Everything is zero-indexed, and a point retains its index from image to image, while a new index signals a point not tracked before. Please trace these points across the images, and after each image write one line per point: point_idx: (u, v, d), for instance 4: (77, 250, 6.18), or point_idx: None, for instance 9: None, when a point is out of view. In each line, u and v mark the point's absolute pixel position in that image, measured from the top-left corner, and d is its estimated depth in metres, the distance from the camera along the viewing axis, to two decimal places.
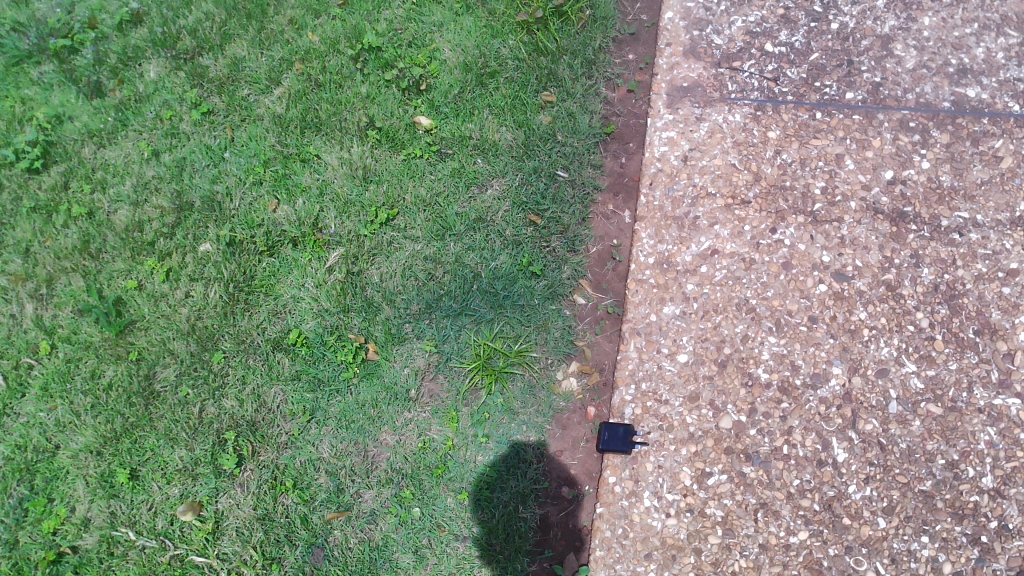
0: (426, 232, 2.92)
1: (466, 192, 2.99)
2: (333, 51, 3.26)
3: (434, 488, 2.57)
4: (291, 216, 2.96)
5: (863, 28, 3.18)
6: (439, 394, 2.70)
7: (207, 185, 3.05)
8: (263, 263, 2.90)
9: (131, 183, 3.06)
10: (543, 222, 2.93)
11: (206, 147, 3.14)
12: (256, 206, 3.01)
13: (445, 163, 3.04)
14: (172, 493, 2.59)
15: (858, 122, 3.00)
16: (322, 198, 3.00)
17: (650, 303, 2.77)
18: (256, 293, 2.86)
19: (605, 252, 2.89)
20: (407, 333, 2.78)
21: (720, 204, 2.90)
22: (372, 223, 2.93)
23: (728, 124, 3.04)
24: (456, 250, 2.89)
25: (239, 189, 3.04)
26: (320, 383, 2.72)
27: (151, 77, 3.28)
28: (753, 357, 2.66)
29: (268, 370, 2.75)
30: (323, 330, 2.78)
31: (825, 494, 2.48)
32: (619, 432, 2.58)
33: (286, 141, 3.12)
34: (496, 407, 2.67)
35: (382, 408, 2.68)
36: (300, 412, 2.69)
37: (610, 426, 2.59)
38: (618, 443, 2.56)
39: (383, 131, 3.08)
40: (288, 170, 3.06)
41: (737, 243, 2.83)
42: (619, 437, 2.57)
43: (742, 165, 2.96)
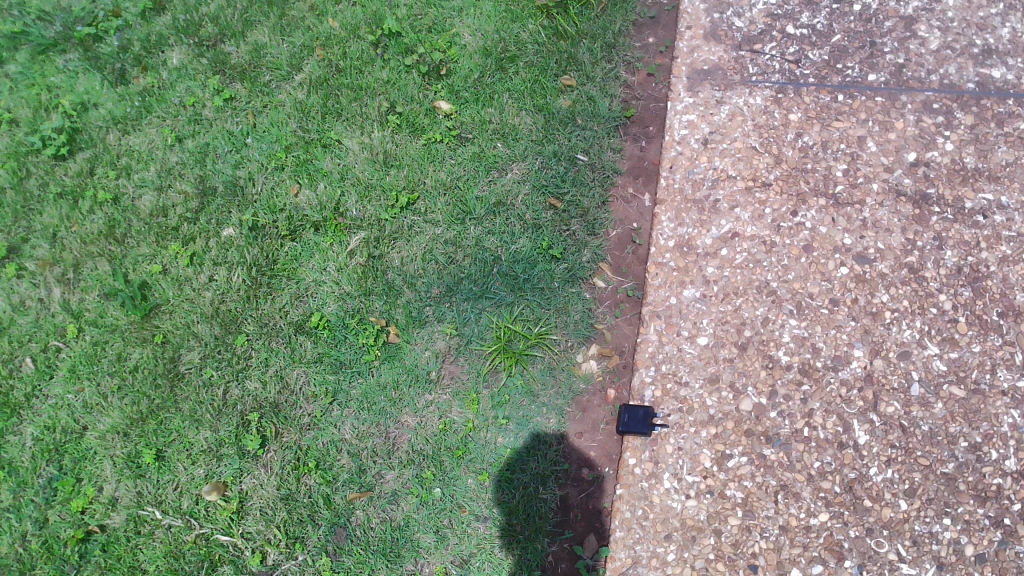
0: (446, 216, 2.93)
1: (487, 176, 3.00)
2: (353, 36, 3.29)
3: (455, 469, 2.58)
4: (312, 200, 3.00)
5: (887, 9, 3.16)
6: (460, 377, 2.71)
7: (230, 170, 3.10)
8: (285, 246, 2.95)
9: (155, 169, 3.11)
10: (563, 205, 2.93)
11: (229, 133, 3.18)
12: (278, 190, 3.05)
13: (464, 147, 3.05)
14: (197, 473, 2.63)
15: (880, 103, 2.98)
16: (343, 182, 3.03)
17: (670, 287, 2.77)
18: (279, 276, 2.90)
19: (625, 235, 2.89)
20: (428, 316, 2.80)
21: (741, 186, 2.89)
22: (392, 207, 2.96)
23: (749, 107, 3.03)
24: (476, 234, 2.90)
25: (262, 174, 3.08)
26: (342, 365, 2.75)
27: (174, 64, 3.32)
28: (774, 339, 2.65)
29: (291, 353, 2.78)
30: (344, 313, 2.81)
31: (846, 476, 2.47)
32: (638, 413, 2.56)
33: (307, 127, 3.15)
34: (516, 389, 2.68)
35: (402, 390, 2.70)
36: (322, 393, 2.72)
37: (630, 407, 2.57)
38: (638, 426, 2.55)
39: (403, 117, 3.11)
40: (309, 155, 3.10)
41: (757, 226, 2.82)
42: (640, 418, 2.56)
43: (763, 148, 2.95)
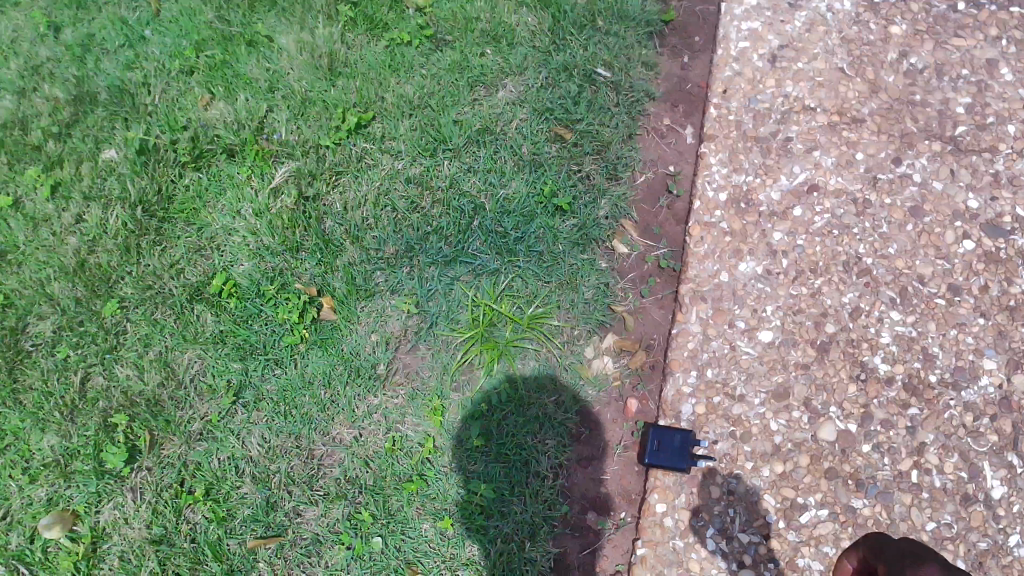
0: (410, 146, 2.10)
1: (469, 94, 2.16)
2: None
3: (405, 510, 1.79)
4: (227, 115, 2.16)
5: None
6: (418, 374, 1.92)
7: (118, 71, 2.26)
8: (184, 180, 2.13)
9: (16, 65, 2.25)
10: (574, 138, 2.10)
11: (121, 21, 2.33)
12: (182, 101, 2.21)
13: (441, 52, 2.21)
14: (36, 498, 1.83)
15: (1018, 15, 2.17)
16: (273, 95, 2.19)
17: (720, 258, 1.97)
18: (173, 220, 2.09)
19: (658, 182, 2.08)
20: (377, 285, 1.99)
21: (823, 121, 2.08)
22: (336, 131, 2.13)
23: (834, 13, 2.20)
24: (451, 171, 2.07)
25: (160, 78, 2.24)
26: (252, 351, 1.95)
27: None
28: (868, 340, 1.87)
29: (183, 329, 1.98)
30: (259, 276, 2.00)
31: (973, 547, 1.71)
32: (673, 442, 1.78)
33: (228, 17, 2.30)
34: (498, 396, 1.88)
35: (336, 390, 1.91)
36: (222, 389, 1.92)
37: (661, 432, 1.78)
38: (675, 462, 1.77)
39: (359, 6, 2.26)
40: (228, 55, 2.26)
41: (845, 178, 2.01)
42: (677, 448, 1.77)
43: (854, 71, 2.13)
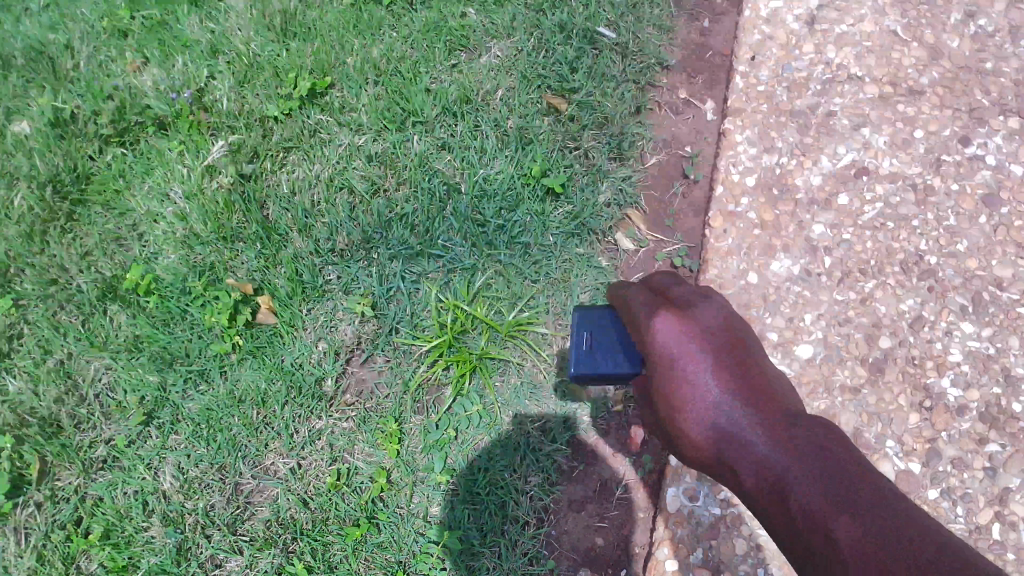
0: (374, 116, 1.75)
1: (446, 60, 1.81)
2: None
3: (348, 563, 1.43)
4: (159, 82, 1.82)
5: None
6: (374, 393, 1.56)
7: (39, 32, 1.95)
8: (106, 157, 1.79)
9: None
10: (569, 110, 1.75)
11: None
12: (110, 68, 1.89)
13: (418, 12, 1.88)
14: None
15: None
16: (215, 60, 1.87)
17: (748, 254, 1.60)
18: (89, 205, 1.75)
19: (672, 164, 1.73)
20: (329, 283, 1.63)
21: (872, 93, 1.72)
22: (287, 100, 1.79)
23: None
24: (422, 147, 1.72)
25: (88, 42, 1.94)
26: (172, 362, 1.60)
27: None
28: (934, 358, 1.50)
29: (89, 333, 1.62)
30: (186, 270, 1.65)
31: None
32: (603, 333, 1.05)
33: None
34: (469, 420, 1.51)
35: (270, 410, 1.55)
36: (133, 408, 1.56)
37: (589, 314, 1.07)
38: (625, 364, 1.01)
39: None
40: (167, 17, 1.96)
41: (901, 159, 1.65)
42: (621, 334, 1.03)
43: (908, 35, 1.77)
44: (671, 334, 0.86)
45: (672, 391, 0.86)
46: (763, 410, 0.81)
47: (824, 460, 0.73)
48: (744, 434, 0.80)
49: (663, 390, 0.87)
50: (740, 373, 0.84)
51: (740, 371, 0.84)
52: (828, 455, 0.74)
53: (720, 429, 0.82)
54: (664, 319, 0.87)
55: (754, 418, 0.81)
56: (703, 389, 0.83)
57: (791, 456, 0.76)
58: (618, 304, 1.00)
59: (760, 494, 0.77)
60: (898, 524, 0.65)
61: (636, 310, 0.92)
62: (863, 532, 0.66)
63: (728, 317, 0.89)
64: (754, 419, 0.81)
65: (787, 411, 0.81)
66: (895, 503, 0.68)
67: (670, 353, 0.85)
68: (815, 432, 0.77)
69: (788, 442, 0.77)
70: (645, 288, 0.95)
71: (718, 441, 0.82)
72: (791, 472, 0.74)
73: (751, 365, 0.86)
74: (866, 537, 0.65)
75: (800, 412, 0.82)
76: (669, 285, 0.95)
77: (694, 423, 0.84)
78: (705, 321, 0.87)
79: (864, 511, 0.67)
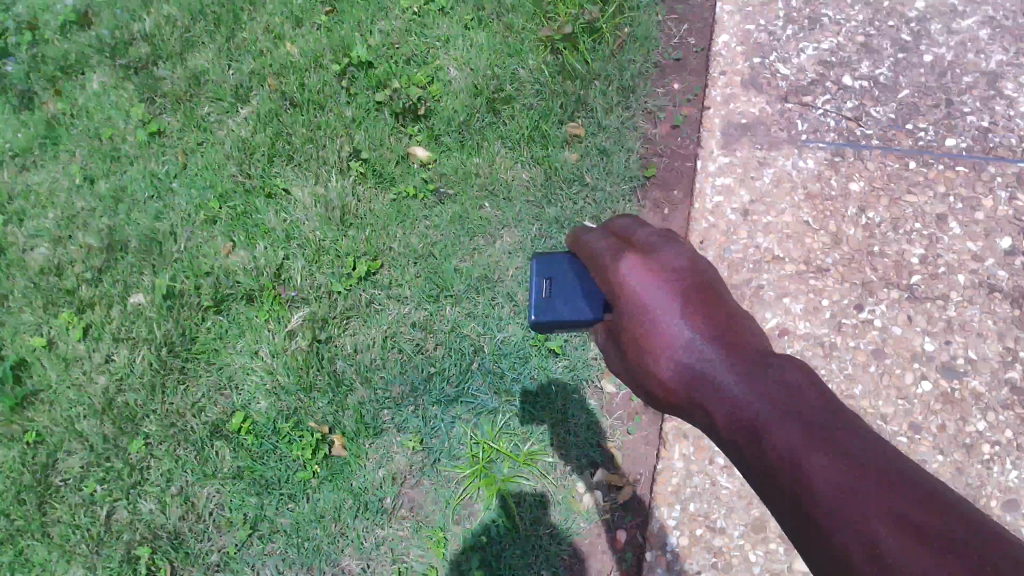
0: (416, 291, 2.31)
1: (470, 244, 2.39)
2: (315, 67, 2.73)
3: None
4: (247, 263, 2.38)
5: (965, 61, 2.56)
6: (423, 507, 2.08)
7: (148, 221, 2.50)
8: (207, 323, 2.34)
9: (55, 216, 2.54)
10: None
11: (152, 174, 2.60)
12: (205, 249, 2.44)
13: (445, 205, 2.46)
14: None
15: (963, 175, 2.38)
16: (289, 244, 2.42)
17: None
18: (196, 362, 2.29)
19: None
20: (385, 423, 2.16)
21: (790, 270, 2.28)
22: (348, 277, 2.34)
23: (799, 172, 2.43)
24: (453, 316, 2.28)
25: (187, 228, 2.49)
26: (267, 486, 2.13)
27: (94, 87, 2.78)
28: None
29: (202, 465, 2.15)
30: (275, 415, 2.19)
31: None
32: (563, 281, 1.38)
33: (249, 171, 2.56)
34: (497, 528, 2.03)
35: (345, 523, 2.07)
36: (239, 522, 2.09)
37: (550, 266, 1.41)
38: (571, 308, 1.34)
39: (370, 164, 2.52)
40: (249, 207, 2.51)
41: (812, 323, 2.21)
42: (571, 280, 1.38)
43: (818, 224, 2.35)
44: (643, 278, 1.13)
45: (654, 334, 1.11)
46: (729, 352, 1.05)
47: (775, 386, 0.98)
48: (721, 377, 1.03)
49: (644, 334, 1.13)
50: (711, 320, 1.09)
51: (706, 316, 1.10)
52: (782, 384, 0.98)
53: (691, 369, 1.07)
54: (638, 268, 1.13)
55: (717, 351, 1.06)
56: (681, 339, 1.09)
57: (746, 380, 1.00)
58: (582, 248, 1.26)
59: (720, 414, 1.02)
60: (870, 469, 0.84)
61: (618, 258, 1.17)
62: (807, 446, 0.89)
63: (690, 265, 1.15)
64: (715, 356, 1.05)
65: (754, 355, 1.04)
66: (829, 416, 0.92)
67: (652, 304, 1.11)
68: (769, 366, 1.01)
69: (758, 381, 0.99)
70: (622, 234, 1.21)
71: (692, 379, 1.06)
72: (757, 407, 0.97)
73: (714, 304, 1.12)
74: (806, 444, 0.89)
75: (762, 354, 1.05)
76: (638, 232, 1.21)
77: (672, 364, 1.09)
78: (677, 273, 1.12)
79: (800, 422, 0.92)
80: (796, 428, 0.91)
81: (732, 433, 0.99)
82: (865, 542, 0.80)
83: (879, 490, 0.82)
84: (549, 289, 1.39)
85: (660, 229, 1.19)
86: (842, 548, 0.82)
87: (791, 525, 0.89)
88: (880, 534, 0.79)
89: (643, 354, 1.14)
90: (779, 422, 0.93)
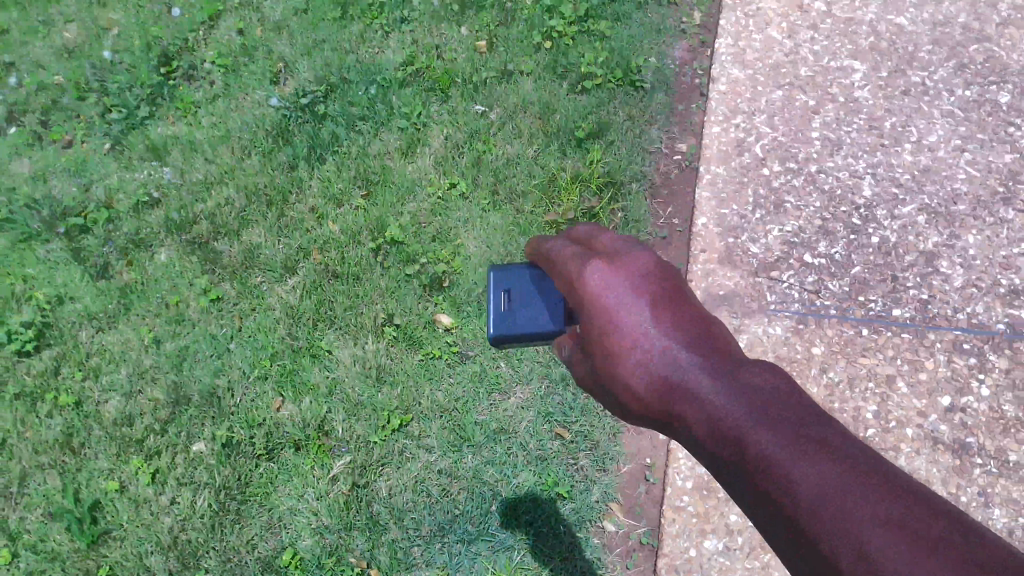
0: (442, 441, 2.68)
1: (488, 400, 2.77)
2: (353, 242, 3.17)
3: None
4: (295, 416, 2.76)
5: (906, 243, 3.03)
6: None
7: (209, 377, 2.89)
8: (259, 468, 2.69)
9: (126, 373, 2.93)
10: (571, 435, 2.67)
11: (211, 336, 3.01)
12: (258, 403, 2.83)
13: (465, 365, 2.85)
14: None
15: (908, 341, 2.79)
16: (331, 398, 2.81)
17: (689, 535, 2.40)
18: (249, 503, 2.63)
19: (637, 471, 2.62)
20: (416, 559, 2.50)
21: None
22: (383, 428, 2.71)
23: (768, 337, 2.84)
24: (474, 464, 2.64)
25: (242, 384, 2.87)
26: None
27: (162, 259, 3.23)
28: None
29: None
30: (320, 551, 2.52)
31: None
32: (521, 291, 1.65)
33: (296, 334, 2.97)
34: None
35: None
36: None
37: (509, 278, 1.67)
38: (527, 312, 1.61)
39: (401, 329, 2.94)
40: (296, 365, 2.90)
41: None
42: (526, 289, 1.64)
43: None
44: (616, 290, 1.20)
45: (625, 344, 1.18)
46: (701, 356, 1.12)
47: (757, 395, 1.02)
48: (696, 385, 1.09)
49: (615, 341, 1.19)
50: (683, 329, 1.16)
51: (676, 322, 1.16)
52: (758, 390, 1.03)
53: (666, 377, 1.13)
54: (606, 278, 1.21)
55: (691, 358, 1.12)
56: (656, 350, 1.15)
57: (725, 387, 1.05)
58: (539, 256, 1.43)
59: (702, 424, 1.06)
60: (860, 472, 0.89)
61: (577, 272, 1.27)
62: (797, 453, 0.92)
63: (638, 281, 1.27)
64: (694, 364, 1.11)
65: (723, 358, 1.11)
66: (811, 422, 0.96)
67: (625, 316, 1.18)
68: (745, 372, 1.07)
69: (735, 388, 1.05)
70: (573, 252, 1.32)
71: (667, 386, 1.13)
72: (739, 417, 1.01)
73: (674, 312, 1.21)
74: (796, 452, 0.93)
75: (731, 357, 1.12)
76: (602, 238, 1.29)
77: (646, 373, 1.16)
78: (645, 283, 1.20)
79: (788, 432, 0.95)
80: (781, 435, 0.95)
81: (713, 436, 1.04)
82: (855, 545, 0.84)
83: (875, 493, 0.86)
84: (506, 302, 1.65)
85: (623, 234, 1.27)
86: (831, 551, 0.86)
87: (779, 533, 0.94)
88: (874, 538, 0.83)
89: (615, 361, 1.20)
90: (760, 428, 0.98)
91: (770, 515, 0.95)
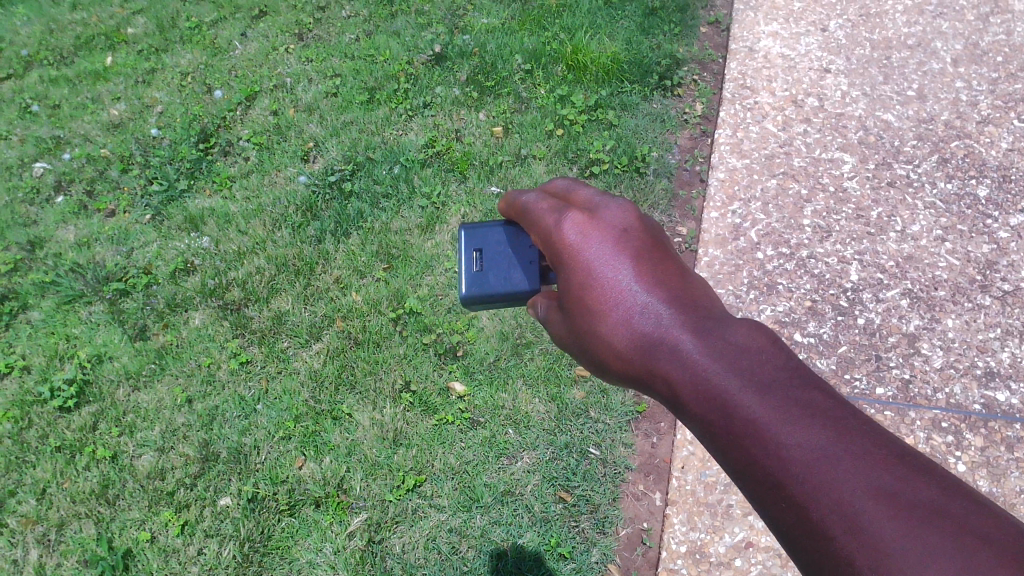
0: (452, 501, 2.87)
1: (496, 463, 2.96)
2: (374, 311, 3.41)
3: None
4: (316, 474, 2.97)
5: (890, 324, 3.24)
6: None
7: (235, 436, 3.10)
8: (282, 522, 2.88)
9: (159, 429, 3.15)
10: (573, 498, 2.85)
11: (240, 397, 3.22)
12: (282, 460, 3.03)
13: (476, 430, 3.05)
14: None
15: (890, 418, 2.98)
16: (350, 458, 3.01)
17: None
18: (271, 555, 2.81)
19: (635, 535, 2.77)
20: None
21: None
22: (398, 488, 2.91)
23: None
24: (482, 523, 2.82)
25: (267, 443, 3.08)
26: None
27: (196, 323, 3.47)
28: None
29: None
30: None
31: None
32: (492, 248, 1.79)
33: (319, 397, 3.18)
34: None
35: None
36: None
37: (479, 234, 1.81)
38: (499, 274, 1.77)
39: (417, 395, 3.15)
40: (318, 426, 3.11)
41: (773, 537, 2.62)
42: (495, 250, 1.79)
43: None
44: (599, 248, 1.41)
45: (607, 297, 1.38)
46: (676, 311, 1.30)
47: (732, 349, 1.19)
48: (678, 341, 1.25)
49: (598, 295, 1.39)
50: (659, 285, 1.35)
51: (655, 280, 1.35)
52: (744, 356, 1.17)
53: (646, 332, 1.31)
54: (588, 233, 1.43)
55: (673, 317, 1.29)
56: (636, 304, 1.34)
57: (704, 344, 1.22)
58: (515, 207, 1.64)
59: (678, 373, 1.23)
60: (843, 435, 1.03)
61: (564, 229, 1.45)
62: (783, 419, 1.06)
63: (635, 246, 1.40)
64: (670, 317, 1.29)
65: (695, 310, 1.30)
66: (800, 394, 1.09)
67: (608, 273, 1.38)
68: (719, 328, 1.24)
69: (710, 342, 1.22)
70: (558, 210, 1.49)
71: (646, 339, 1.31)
72: (715, 368, 1.17)
73: (665, 282, 1.35)
74: (780, 417, 1.07)
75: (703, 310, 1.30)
76: (581, 193, 1.51)
77: (628, 327, 1.34)
78: (622, 240, 1.41)
79: (775, 400, 1.09)
80: (768, 400, 1.09)
81: (693, 386, 1.19)
82: (838, 506, 0.98)
83: (856, 460, 1.00)
84: (478, 262, 1.81)
85: (600, 191, 1.49)
86: (818, 517, 0.99)
87: (766, 497, 1.07)
88: (859, 505, 0.97)
89: (598, 315, 1.39)
90: (746, 393, 1.12)
91: (759, 482, 1.07)
